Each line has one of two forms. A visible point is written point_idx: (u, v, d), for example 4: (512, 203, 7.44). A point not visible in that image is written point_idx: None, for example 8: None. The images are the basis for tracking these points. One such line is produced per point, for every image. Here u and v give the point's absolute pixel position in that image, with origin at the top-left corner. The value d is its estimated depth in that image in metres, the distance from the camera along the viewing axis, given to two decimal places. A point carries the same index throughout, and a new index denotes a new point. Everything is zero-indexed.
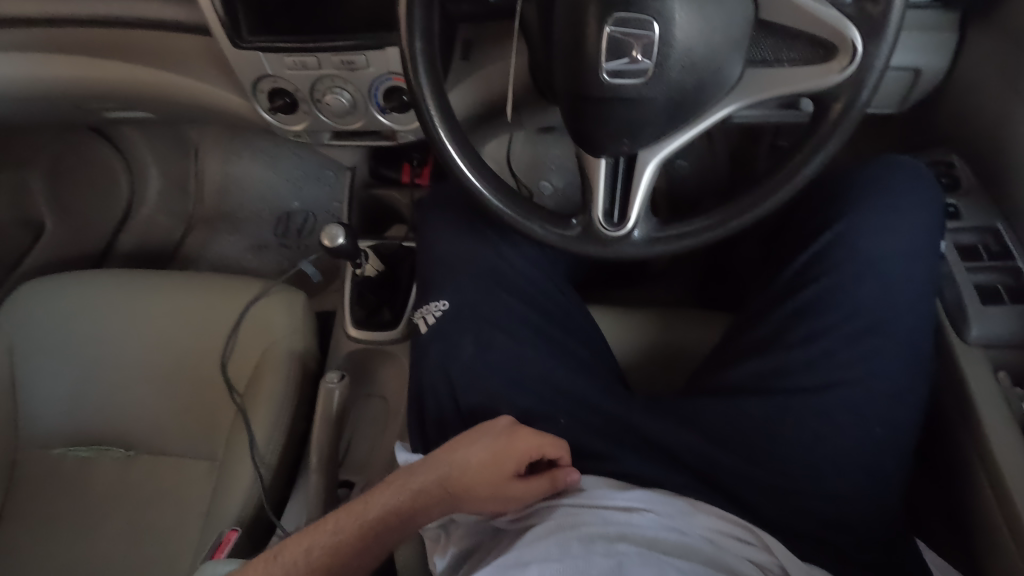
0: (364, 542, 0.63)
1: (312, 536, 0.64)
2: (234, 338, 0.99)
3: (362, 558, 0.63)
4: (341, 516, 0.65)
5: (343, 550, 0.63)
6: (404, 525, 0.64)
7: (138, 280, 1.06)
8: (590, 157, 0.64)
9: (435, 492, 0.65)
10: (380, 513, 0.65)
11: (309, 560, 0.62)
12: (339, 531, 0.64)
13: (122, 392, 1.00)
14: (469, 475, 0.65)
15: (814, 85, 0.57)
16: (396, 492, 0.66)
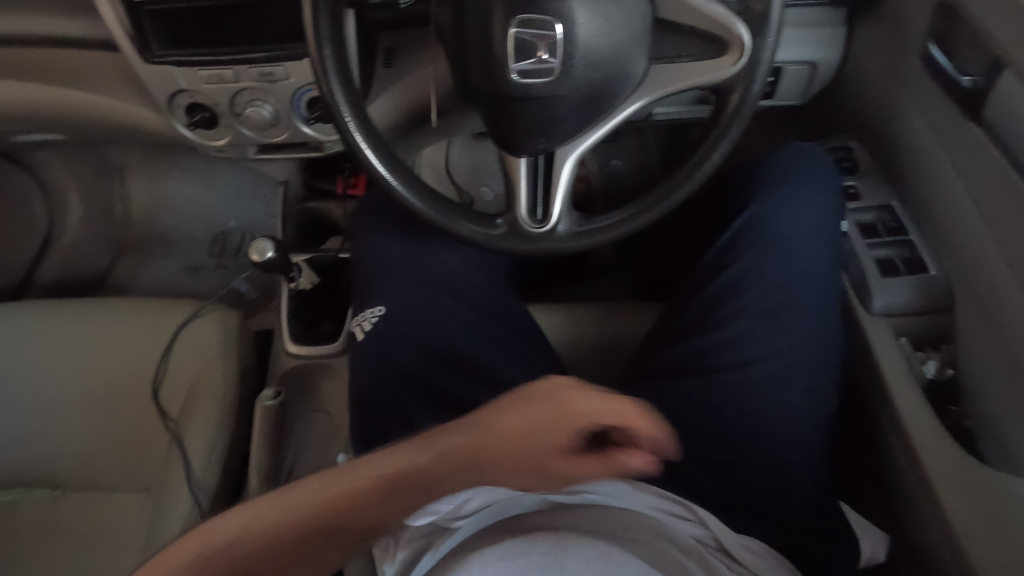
0: (330, 517, 0.50)
1: (272, 500, 0.52)
2: (166, 361, 0.95)
3: (326, 542, 0.50)
4: (310, 484, 0.53)
5: (304, 526, 0.50)
6: (389, 511, 0.51)
7: (60, 309, 1.00)
8: (510, 157, 0.66)
9: (437, 467, 0.52)
10: (360, 488, 0.51)
11: (259, 532, 0.50)
12: (305, 502, 0.51)
13: (45, 429, 0.94)
14: (489, 439, 0.53)
15: (712, 77, 0.61)
16: (390, 464, 0.52)
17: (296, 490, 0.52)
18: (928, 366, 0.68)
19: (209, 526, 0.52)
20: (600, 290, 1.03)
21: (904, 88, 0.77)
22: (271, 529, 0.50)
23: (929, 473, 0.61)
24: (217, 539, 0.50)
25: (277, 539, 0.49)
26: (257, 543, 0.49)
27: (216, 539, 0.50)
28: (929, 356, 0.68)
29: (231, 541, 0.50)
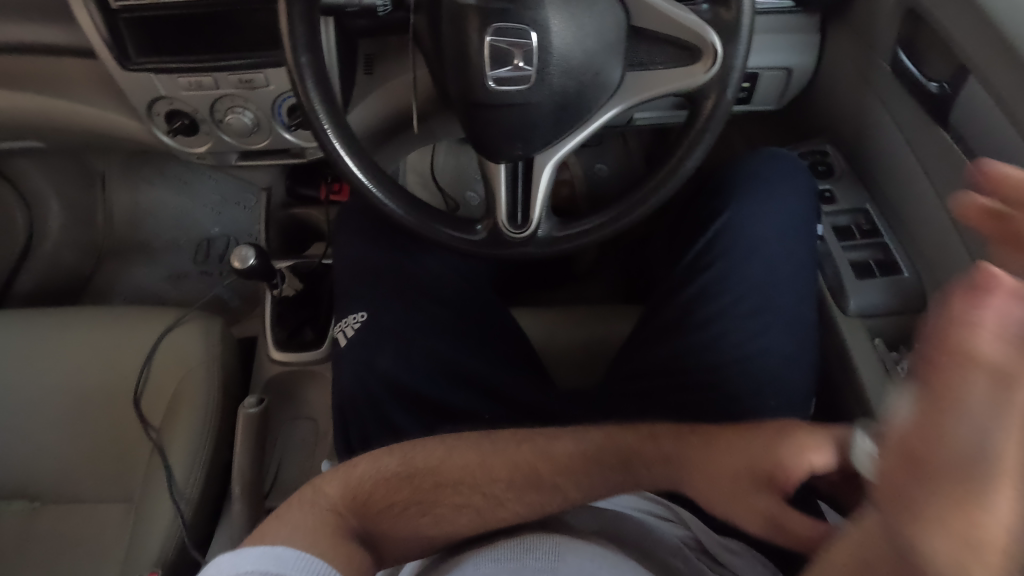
0: (440, 486, 0.60)
1: (397, 455, 0.62)
2: (147, 370, 0.94)
3: (432, 507, 0.59)
4: (430, 449, 0.63)
5: (429, 484, 0.60)
6: (481, 518, 0.59)
7: (39, 318, 0.99)
8: (489, 163, 0.67)
9: (571, 456, 0.60)
10: (479, 467, 0.61)
11: (389, 478, 0.61)
12: (431, 463, 0.61)
13: (23, 441, 0.93)
14: (619, 449, 0.60)
15: (686, 84, 0.62)
16: (501, 450, 0.62)
17: (419, 454, 0.62)
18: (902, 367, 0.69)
19: (345, 466, 0.62)
20: (583, 293, 1.05)
21: (875, 93, 0.79)
22: (404, 480, 0.60)
23: None
24: (350, 480, 0.60)
25: (393, 486, 0.60)
26: (382, 488, 0.60)
27: (349, 485, 0.60)
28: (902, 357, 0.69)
29: (365, 475, 0.61)
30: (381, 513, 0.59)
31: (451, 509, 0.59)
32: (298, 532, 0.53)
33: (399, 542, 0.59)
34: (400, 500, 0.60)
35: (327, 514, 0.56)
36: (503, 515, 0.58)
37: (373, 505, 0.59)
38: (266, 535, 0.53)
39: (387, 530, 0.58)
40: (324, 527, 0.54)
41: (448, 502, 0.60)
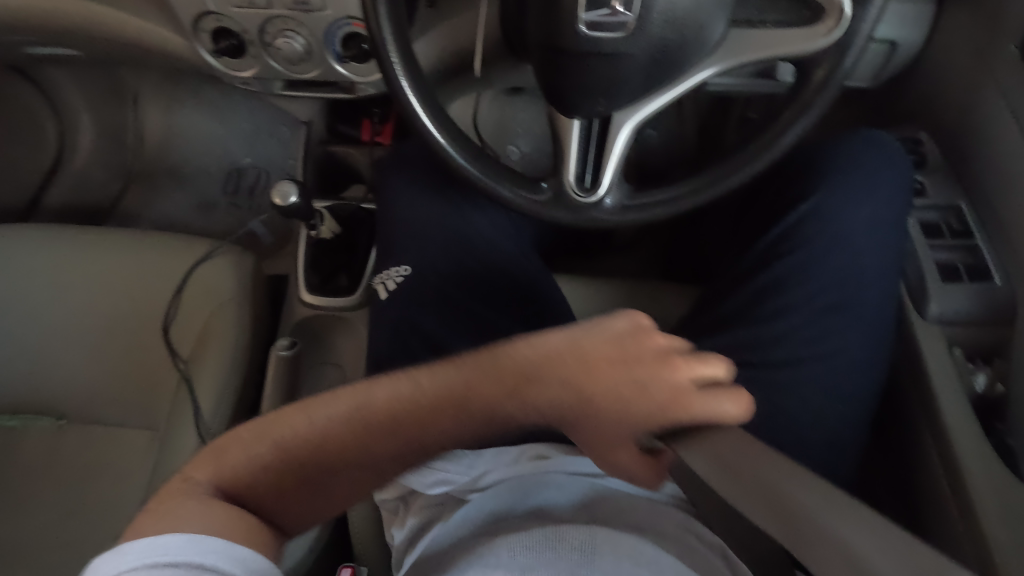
0: (333, 461, 0.52)
1: (264, 439, 0.53)
2: (177, 300, 0.92)
3: (324, 482, 0.52)
4: (298, 421, 0.53)
5: (313, 464, 0.51)
6: (376, 480, 0.53)
7: (70, 236, 0.97)
8: (563, 117, 0.61)
9: (443, 400, 0.50)
10: (355, 441, 0.51)
11: (268, 464, 0.52)
12: (306, 443, 0.52)
13: (49, 359, 0.92)
14: (467, 391, 0.50)
15: (799, 49, 0.56)
16: (380, 398, 0.52)
17: (289, 429, 0.52)
18: (978, 380, 0.66)
19: (210, 451, 0.53)
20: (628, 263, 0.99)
21: (992, 79, 0.71)
22: (287, 462, 0.52)
23: (972, 492, 0.59)
24: (224, 469, 0.52)
25: (278, 475, 0.52)
26: (266, 483, 0.51)
27: (222, 475, 0.51)
28: (980, 369, 0.66)
29: (240, 464, 0.52)
30: (275, 497, 0.52)
31: (349, 482, 0.53)
32: (211, 519, 0.48)
33: (302, 518, 0.53)
34: (284, 483, 0.52)
35: (220, 509, 0.49)
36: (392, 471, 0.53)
37: (265, 498, 0.52)
38: (164, 518, 0.48)
39: (288, 511, 0.53)
40: (222, 511, 0.49)
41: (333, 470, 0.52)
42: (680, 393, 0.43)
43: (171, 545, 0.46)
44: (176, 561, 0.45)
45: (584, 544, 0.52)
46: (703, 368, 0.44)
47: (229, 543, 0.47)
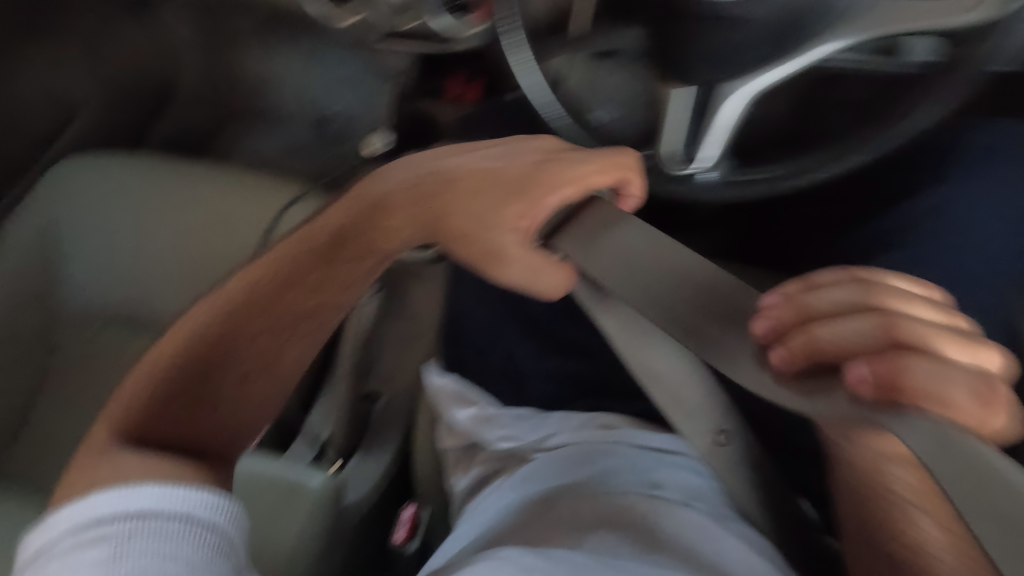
0: (211, 353, 0.54)
1: (150, 375, 0.54)
2: (266, 240, 0.96)
3: (224, 372, 0.55)
4: (175, 341, 0.55)
5: (208, 358, 0.54)
6: (275, 361, 0.56)
7: (172, 168, 1.02)
8: (671, 85, 0.60)
9: (304, 253, 0.54)
10: (233, 320, 0.54)
11: (160, 390, 0.53)
12: (196, 346, 0.54)
13: (155, 282, 1.00)
14: (332, 231, 0.53)
15: (944, 22, 0.50)
16: (236, 283, 0.56)
17: (176, 349, 0.55)
18: None
19: (108, 409, 0.55)
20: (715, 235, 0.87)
21: None
22: (180, 374, 0.54)
23: None
24: (132, 416, 0.52)
25: (178, 401, 0.53)
26: (167, 411, 0.52)
27: (133, 420, 0.52)
28: None
29: (138, 400, 0.53)
30: (188, 425, 0.53)
31: (249, 372, 0.55)
32: (145, 468, 0.46)
33: (237, 428, 0.55)
34: (189, 391, 0.54)
35: (155, 464, 0.47)
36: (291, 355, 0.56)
37: (179, 423, 0.53)
38: (100, 475, 0.46)
39: (214, 433, 0.54)
40: (153, 460, 0.47)
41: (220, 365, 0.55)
42: (581, 183, 0.40)
43: (106, 503, 0.42)
44: (115, 514, 0.42)
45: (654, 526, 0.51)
46: (597, 174, 0.41)
47: (168, 487, 0.44)
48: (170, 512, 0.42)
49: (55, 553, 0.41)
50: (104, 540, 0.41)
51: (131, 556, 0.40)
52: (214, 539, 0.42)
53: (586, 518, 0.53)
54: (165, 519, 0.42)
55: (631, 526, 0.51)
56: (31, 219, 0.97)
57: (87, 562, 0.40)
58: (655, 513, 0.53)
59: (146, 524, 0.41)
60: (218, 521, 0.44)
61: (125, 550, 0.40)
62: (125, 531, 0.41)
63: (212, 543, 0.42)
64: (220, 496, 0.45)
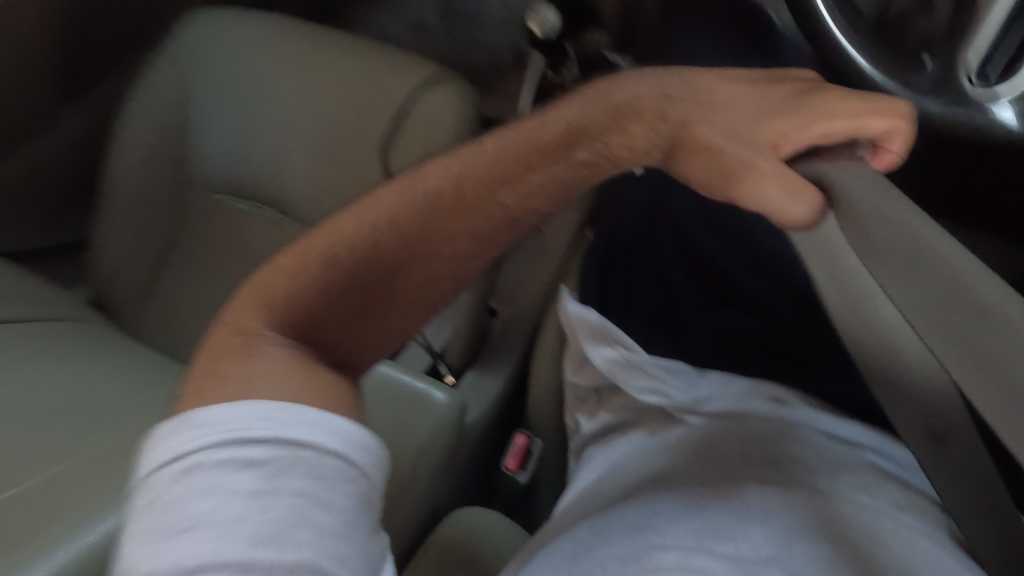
0: (393, 262, 0.45)
1: (299, 274, 0.44)
2: (404, 124, 0.89)
3: (397, 289, 0.46)
4: (337, 239, 0.44)
5: (380, 277, 0.45)
6: (450, 283, 0.47)
7: (310, 33, 0.95)
8: None
9: (531, 155, 0.43)
10: (422, 230, 0.44)
11: (324, 285, 0.44)
12: (364, 253, 0.44)
13: (279, 154, 0.95)
14: (562, 132, 0.42)
15: None
16: (430, 180, 0.45)
17: (331, 245, 0.44)
18: None
19: (246, 296, 0.44)
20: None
21: None
22: (344, 284, 0.44)
23: None
24: (277, 315, 0.42)
25: (332, 295, 0.44)
26: (319, 304, 0.44)
27: (282, 315, 0.43)
28: None
29: (293, 301, 0.43)
30: (340, 322, 0.44)
31: (421, 282, 0.46)
32: (274, 381, 0.38)
33: (372, 341, 0.47)
34: (350, 305, 0.44)
35: (291, 365, 0.40)
36: (452, 283, 0.47)
37: (328, 321, 0.44)
38: (231, 382, 0.38)
39: (350, 337, 0.45)
40: (282, 365, 0.39)
41: (387, 270, 0.45)
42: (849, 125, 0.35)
43: (258, 417, 0.36)
44: (265, 435, 0.35)
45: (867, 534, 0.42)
46: (875, 122, 0.35)
47: (323, 414, 0.37)
48: (324, 447, 0.36)
49: (196, 464, 0.34)
50: (257, 466, 0.35)
51: (283, 496, 0.34)
52: (363, 486, 0.37)
53: (752, 508, 0.44)
54: (323, 452, 0.36)
55: (798, 524, 0.42)
56: (172, 71, 0.95)
57: (236, 487, 0.34)
58: (826, 506, 0.44)
59: (302, 456, 0.35)
60: (366, 465, 0.38)
61: (279, 487, 0.34)
62: (281, 461, 0.35)
63: (358, 490, 0.37)
64: (371, 437, 0.39)
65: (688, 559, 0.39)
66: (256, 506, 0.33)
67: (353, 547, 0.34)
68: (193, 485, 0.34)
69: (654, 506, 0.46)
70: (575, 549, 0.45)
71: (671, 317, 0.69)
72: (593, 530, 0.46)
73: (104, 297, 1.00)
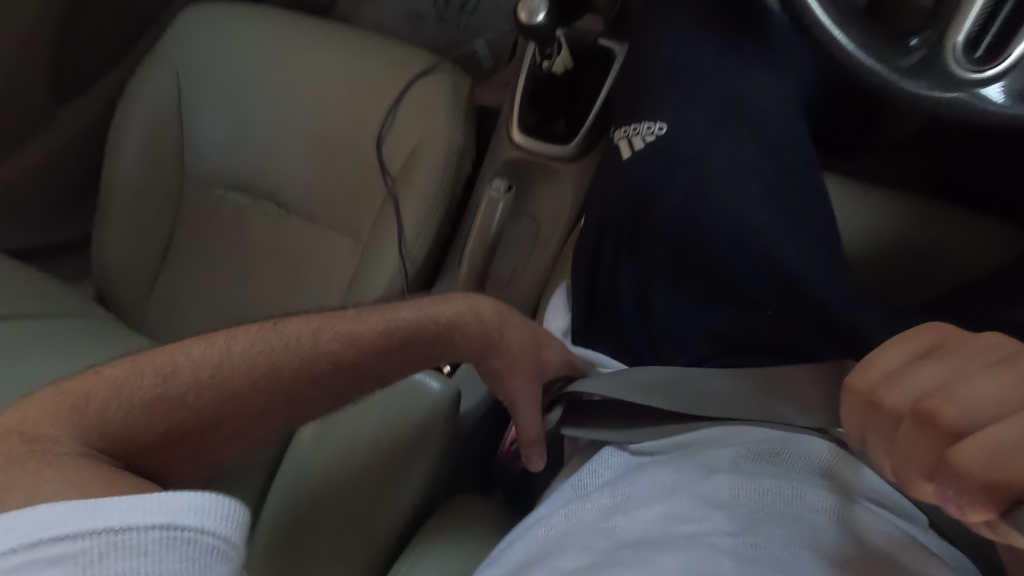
0: (231, 399, 0.49)
1: (125, 390, 0.46)
2: (393, 116, 0.90)
3: (222, 424, 0.50)
4: (179, 358, 0.49)
5: (215, 403, 0.49)
6: (254, 433, 0.52)
7: (302, 26, 0.96)
8: None
9: (398, 333, 0.57)
10: (273, 368, 0.51)
11: (145, 401, 0.46)
12: (205, 376, 0.49)
13: (273, 148, 0.96)
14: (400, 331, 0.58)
15: None
16: (288, 331, 0.53)
17: (176, 360, 0.49)
18: None
19: (59, 393, 0.45)
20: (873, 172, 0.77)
21: None
22: (177, 402, 0.47)
23: None
24: (83, 428, 0.43)
25: (160, 421, 0.46)
26: (144, 425, 0.46)
27: (91, 427, 0.43)
28: None
29: (107, 412, 0.45)
30: (158, 450, 0.47)
31: (231, 433, 0.51)
32: (66, 484, 0.36)
33: (183, 466, 0.49)
34: (177, 424, 0.47)
35: (97, 467, 0.40)
36: (258, 431, 0.52)
37: (148, 445, 0.46)
38: (12, 493, 0.35)
39: (160, 461, 0.47)
40: (70, 466, 0.39)
41: (198, 413, 0.48)
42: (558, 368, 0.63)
43: (54, 515, 0.34)
44: (66, 529, 0.33)
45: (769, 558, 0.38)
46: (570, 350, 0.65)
47: (136, 495, 0.36)
48: (148, 522, 0.35)
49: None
50: (64, 561, 0.33)
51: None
52: (214, 543, 0.37)
53: (719, 490, 0.44)
54: (144, 528, 0.35)
55: (759, 509, 0.42)
56: (169, 66, 0.96)
57: None
58: (791, 492, 0.43)
59: (120, 540, 0.34)
60: (214, 525, 0.37)
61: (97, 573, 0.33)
62: (92, 550, 0.33)
63: (206, 548, 0.36)
64: (218, 497, 0.38)
65: (641, 553, 0.40)
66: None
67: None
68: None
69: (628, 493, 0.47)
70: (549, 534, 0.47)
71: (660, 330, 0.62)
72: (568, 518, 0.47)
73: (108, 292, 1.02)
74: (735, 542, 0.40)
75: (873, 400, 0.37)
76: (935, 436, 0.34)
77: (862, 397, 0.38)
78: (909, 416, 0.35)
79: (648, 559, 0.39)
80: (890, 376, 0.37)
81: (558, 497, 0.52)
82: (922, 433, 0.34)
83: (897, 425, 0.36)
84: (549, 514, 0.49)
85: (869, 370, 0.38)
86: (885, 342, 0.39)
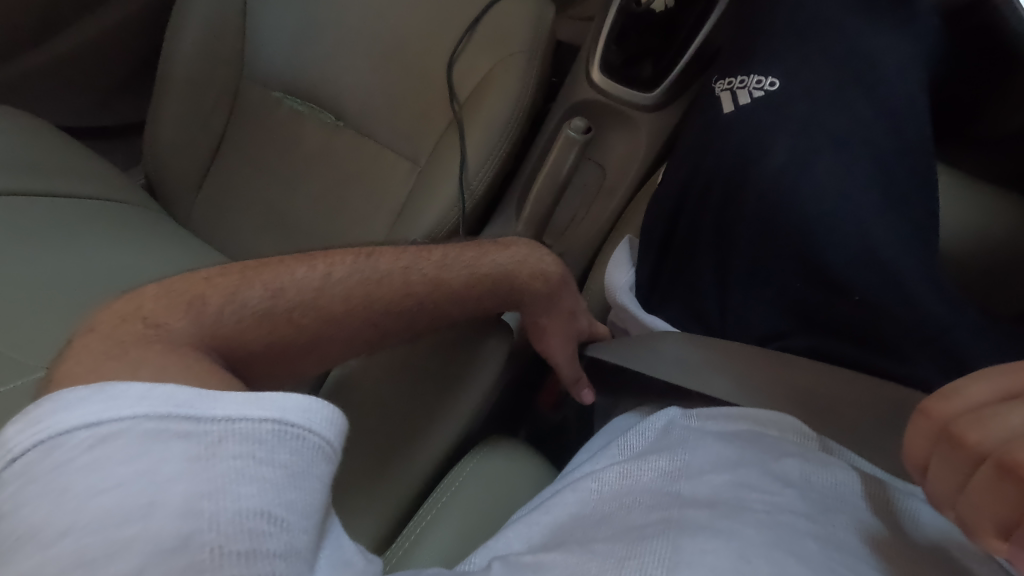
0: (330, 319, 0.51)
1: (239, 296, 0.48)
2: (471, 36, 0.85)
3: (320, 340, 0.51)
4: (285, 276, 0.50)
5: (313, 323, 0.50)
6: (337, 348, 0.53)
7: None
8: None
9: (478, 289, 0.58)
10: (367, 298, 0.53)
11: (257, 310, 0.48)
12: (306, 294, 0.50)
13: (338, 55, 0.91)
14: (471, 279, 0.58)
15: None
16: (382, 263, 0.55)
17: (282, 279, 0.50)
18: None
19: (166, 292, 0.47)
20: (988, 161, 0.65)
21: None
22: (280, 315, 0.49)
23: None
24: (197, 322, 0.45)
25: (266, 325, 0.48)
26: (255, 326, 0.47)
27: (204, 323, 0.45)
28: None
29: (222, 311, 0.46)
30: (263, 356, 0.48)
31: (305, 346, 0.50)
32: (186, 369, 0.39)
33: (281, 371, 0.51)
34: (280, 337, 0.49)
35: (190, 358, 0.41)
36: (335, 345, 0.53)
37: (255, 347, 0.47)
38: (144, 367, 0.38)
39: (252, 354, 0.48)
40: (177, 352, 0.41)
41: (297, 326, 0.49)
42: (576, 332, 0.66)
43: (181, 396, 0.36)
44: (191, 409, 0.36)
45: (855, 551, 0.37)
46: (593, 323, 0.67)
47: (251, 392, 0.38)
48: (262, 415, 0.37)
49: (117, 433, 0.34)
50: (188, 436, 0.35)
51: (223, 460, 0.35)
52: (320, 444, 0.39)
53: (792, 470, 0.42)
54: (257, 420, 0.37)
55: (835, 496, 0.41)
56: None
57: (165, 457, 0.34)
58: (866, 489, 0.42)
59: (238, 427, 0.36)
60: (320, 427, 0.39)
61: (216, 453, 0.35)
62: (214, 432, 0.35)
63: (312, 448, 0.38)
64: (324, 403, 0.40)
65: (722, 518, 0.39)
66: (193, 468, 0.34)
67: (306, 494, 0.37)
68: (109, 453, 0.33)
69: (689, 458, 0.45)
70: (603, 491, 0.46)
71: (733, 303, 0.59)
72: (626, 476, 0.46)
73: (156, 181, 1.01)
74: (819, 527, 0.38)
75: (950, 432, 0.32)
76: (1013, 489, 0.29)
77: (936, 427, 0.33)
78: (993, 460, 0.30)
79: (735, 527, 0.37)
80: (975, 411, 0.32)
81: (604, 459, 0.50)
82: (1004, 484, 0.30)
83: (972, 468, 0.31)
84: (600, 469, 0.48)
85: (951, 399, 0.33)
86: (975, 372, 0.33)
